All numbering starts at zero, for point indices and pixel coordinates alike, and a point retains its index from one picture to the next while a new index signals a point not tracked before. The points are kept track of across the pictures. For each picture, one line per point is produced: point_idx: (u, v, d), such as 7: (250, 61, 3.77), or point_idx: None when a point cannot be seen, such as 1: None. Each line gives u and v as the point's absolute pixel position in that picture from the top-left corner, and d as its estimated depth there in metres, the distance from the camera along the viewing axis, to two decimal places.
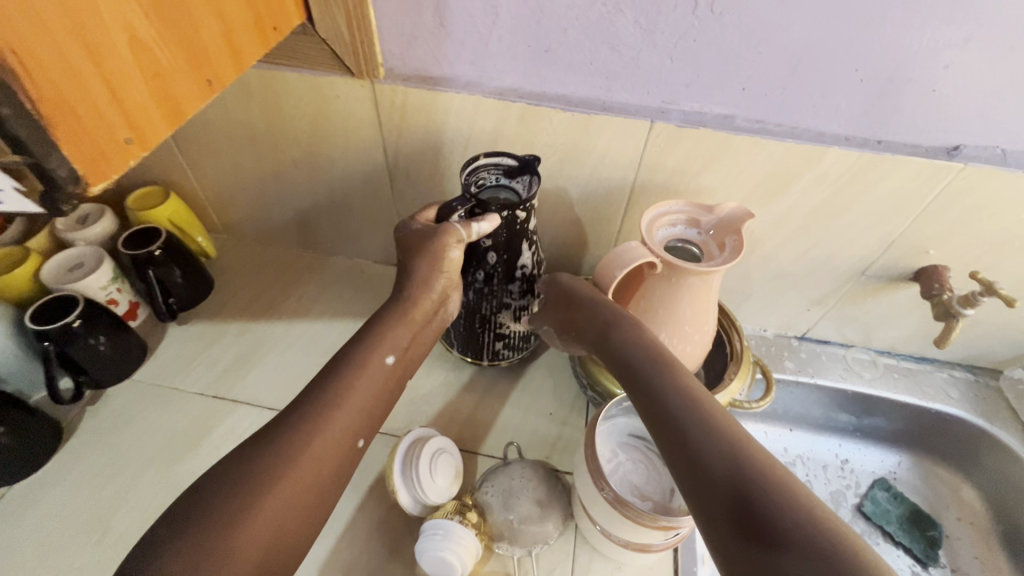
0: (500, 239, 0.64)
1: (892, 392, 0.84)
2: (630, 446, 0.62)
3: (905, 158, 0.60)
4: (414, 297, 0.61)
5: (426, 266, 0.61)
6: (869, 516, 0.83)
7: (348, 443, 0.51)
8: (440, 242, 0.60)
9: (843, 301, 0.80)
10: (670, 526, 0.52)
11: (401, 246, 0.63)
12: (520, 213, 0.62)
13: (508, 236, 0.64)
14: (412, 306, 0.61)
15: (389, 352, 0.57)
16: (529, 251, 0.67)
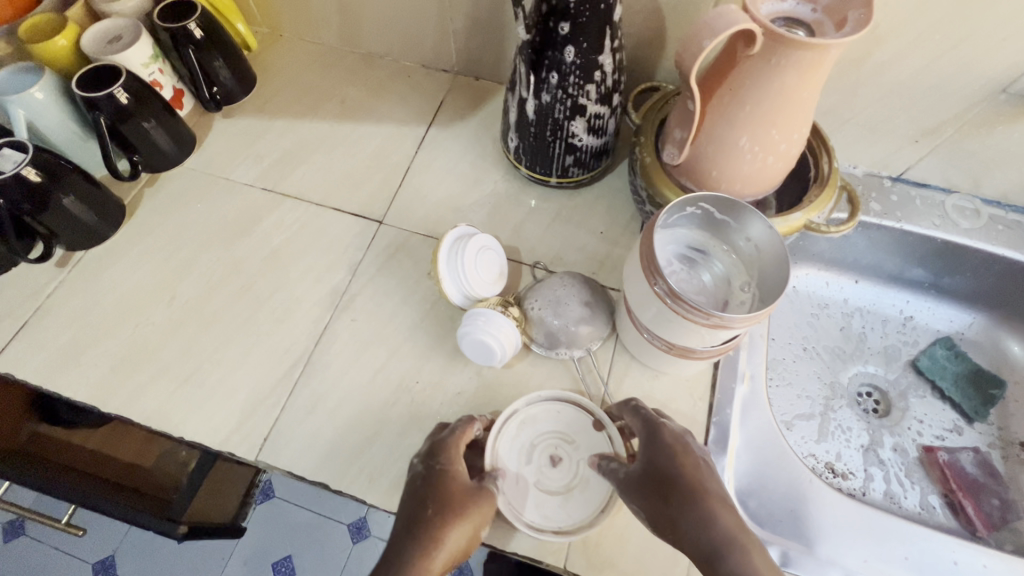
0: (581, 19, 0.54)
1: (987, 245, 0.74)
2: (684, 255, 0.58)
3: None
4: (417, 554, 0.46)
5: (449, 513, 0.48)
6: (921, 371, 0.81)
7: None
8: (467, 502, 0.49)
9: (965, 130, 0.68)
10: (726, 326, 0.49)
11: (424, 489, 0.50)
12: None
13: (591, 15, 0.54)
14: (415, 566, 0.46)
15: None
16: (611, 40, 0.57)
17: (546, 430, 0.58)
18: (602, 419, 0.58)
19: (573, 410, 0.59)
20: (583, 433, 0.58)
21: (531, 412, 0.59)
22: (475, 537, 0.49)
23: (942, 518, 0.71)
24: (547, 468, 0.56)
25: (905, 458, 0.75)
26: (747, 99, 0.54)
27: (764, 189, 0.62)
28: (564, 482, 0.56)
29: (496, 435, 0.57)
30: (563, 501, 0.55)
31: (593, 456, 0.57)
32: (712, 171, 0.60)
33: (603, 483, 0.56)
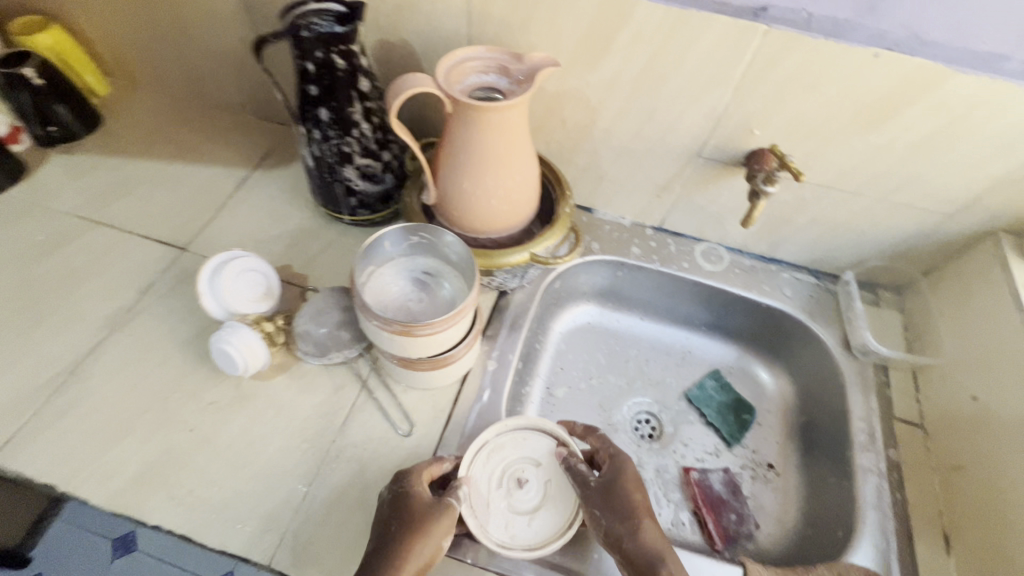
0: (324, 83, 0.66)
1: (726, 285, 0.86)
2: (416, 282, 0.66)
3: (709, 16, 0.60)
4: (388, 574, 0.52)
5: (415, 532, 0.54)
6: (691, 400, 0.88)
7: None
8: (432, 514, 0.55)
9: (688, 187, 0.81)
10: (438, 331, 0.59)
11: (395, 506, 0.57)
12: (337, 60, 0.64)
13: (331, 80, 0.66)
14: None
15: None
16: (360, 101, 0.69)
17: (515, 456, 0.65)
18: (562, 441, 0.66)
19: (541, 438, 0.66)
20: (547, 457, 0.65)
21: (500, 439, 0.65)
22: (439, 551, 0.55)
23: (690, 534, 0.77)
24: (515, 491, 0.63)
25: (665, 478, 0.81)
26: (460, 150, 0.66)
27: (501, 227, 0.73)
28: (529, 502, 0.62)
29: (469, 461, 0.63)
30: (530, 522, 0.61)
31: (556, 479, 0.64)
32: (453, 211, 0.71)
33: (564, 507, 0.62)
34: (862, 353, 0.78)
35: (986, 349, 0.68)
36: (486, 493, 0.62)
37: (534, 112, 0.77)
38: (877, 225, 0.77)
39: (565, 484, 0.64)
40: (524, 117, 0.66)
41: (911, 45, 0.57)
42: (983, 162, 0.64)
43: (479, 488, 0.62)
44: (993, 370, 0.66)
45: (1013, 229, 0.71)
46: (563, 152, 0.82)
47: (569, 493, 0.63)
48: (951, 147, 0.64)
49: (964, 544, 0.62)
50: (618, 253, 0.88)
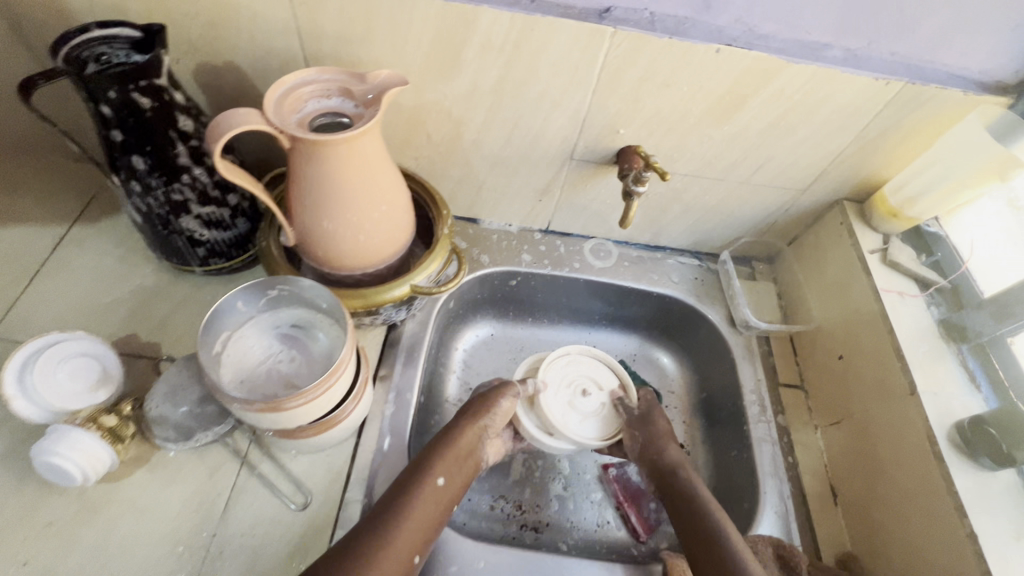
0: (129, 126, 0.55)
1: (617, 280, 0.86)
2: (287, 336, 0.60)
3: (555, 20, 0.57)
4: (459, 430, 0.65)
5: (486, 406, 0.68)
6: None
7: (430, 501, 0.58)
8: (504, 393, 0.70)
9: (567, 189, 0.80)
10: (314, 398, 0.53)
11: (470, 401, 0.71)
12: (141, 98, 0.54)
13: (138, 121, 0.55)
14: (455, 436, 0.65)
15: (440, 473, 0.61)
16: (182, 141, 0.59)
17: (581, 374, 0.76)
18: (626, 381, 0.78)
19: (606, 370, 0.79)
20: (608, 386, 0.77)
21: (580, 356, 0.78)
22: (500, 420, 0.69)
23: (616, 532, 0.77)
24: (578, 397, 0.74)
25: (586, 479, 0.81)
26: (311, 187, 0.59)
27: (376, 260, 0.67)
28: (585, 409, 0.74)
29: (548, 362, 0.76)
30: (579, 422, 0.73)
31: (609, 404, 0.76)
32: (318, 251, 0.65)
33: (609, 427, 0.74)
34: (746, 328, 0.82)
35: (844, 311, 0.74)
36: (555, 384, 0.74)
37: (395, 128, 0.71)
38: (743, 206, 0.80)
39: (616, 412, 0.75)
40: (378, 142, 0.60)
41: (747, 39, 0.59)
42: (823, 141, 0.69)
43: (552, 382, 0.75)
44: (852, 330, 0.72)
45: (854, 197, 0.77)
46: (435, 166, 0.77)
47: (614, 420, 0.75)
48: (795, 131, 0.67)
49: (846, 495, 0.68)
50: (509, 262, 0.85)
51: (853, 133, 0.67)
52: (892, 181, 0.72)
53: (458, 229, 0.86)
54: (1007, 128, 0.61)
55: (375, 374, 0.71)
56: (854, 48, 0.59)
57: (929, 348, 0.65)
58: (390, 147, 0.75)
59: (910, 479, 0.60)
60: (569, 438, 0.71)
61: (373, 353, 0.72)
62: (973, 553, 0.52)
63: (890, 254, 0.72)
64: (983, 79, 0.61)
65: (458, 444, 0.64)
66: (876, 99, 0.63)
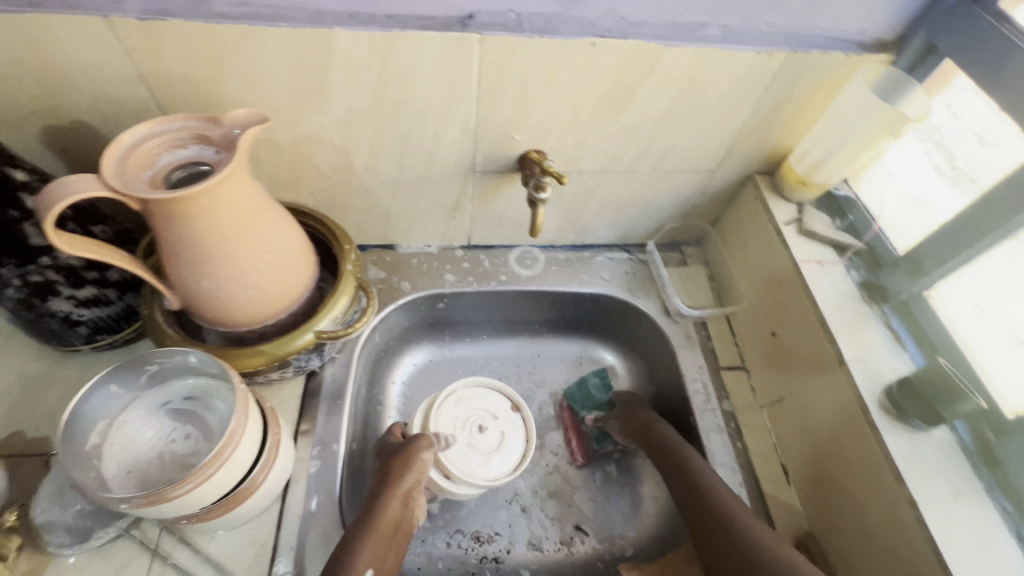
0: None
1: (547, 286, 0.84)
2: (181, 411, 0.55)
3: (416, 34, 0.54)
4: (383, 502, 0.59)
5: (403, 466, 0.62)
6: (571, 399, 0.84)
7: (382, 555, 0.55)
8: (416, 446, 0.64)
9: (477, 202, 0.76)
10: (214, 472, 0.49)
11: (383, 452, 0.67)
12: None
13: None
14: (380, 511, 0.58)
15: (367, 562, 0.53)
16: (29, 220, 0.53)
17: (475, 408, 0.73)
18: (520, 403, 0.74)
19: (501, 397, 0.75)
20: (504, 413, 0.73)
21: (467, 391, 0.74)
22: (424, 477, 0.63)
23: (579, 546, 0.74)
24: (475, 435, 0.70)
25: (542, 496, 0.78)
26: (179, 246, 0.54)
27: (274, 309, 0.63)
28: (487, 447, 0.70)
29: (437, 408, 0.72)
30: (485, 462, 0.69)
31: (509, 431, 0.72)
32: (209, 312, 0.60)
33: (514, 456, 0.70)
34: (680, 316, 0.81)
35: (771, 289, 0.73)
36: (450, 430, 0.70)
37: (280, 166, 0.67)
38: (658, 194, 0.79)
39: (519, 437, 0.72)
40: (248, 186, 0.55)
41: (621, 28, 0.56)
42: (721, 121, 0.67)
43: (446, 426, 0.71)
44: (780, 306, 0.71)
45: (764, 169, 0.76)
46: (334, 198, 0.73)
47: (515, 449, 0.71)
48: (692, 114, 0.66)
49: (797, 472, 0.67)
50: (432, 285, 0.81)
51: (749, 108, 0.66)
52: (797, 149, 0.71)
53: (374, 257, 0.82)
54: (893, 84, 0.63)
55: (296, 430, 0.66)
56: (731, 23, 0.58)
57: (852, 315, 0.64)
58: (280, 186, 0.70)
59: (850, 450, 0.59)
60: (482, 482, 0.67)
61: (293, 407, 0.68)
62: (916, 520, 0.51)
63: (805, 223, 0.71)
64: (863, 39, 0.61)
65: (400, 490, 0.60)
66: (764, 72, 0.61)
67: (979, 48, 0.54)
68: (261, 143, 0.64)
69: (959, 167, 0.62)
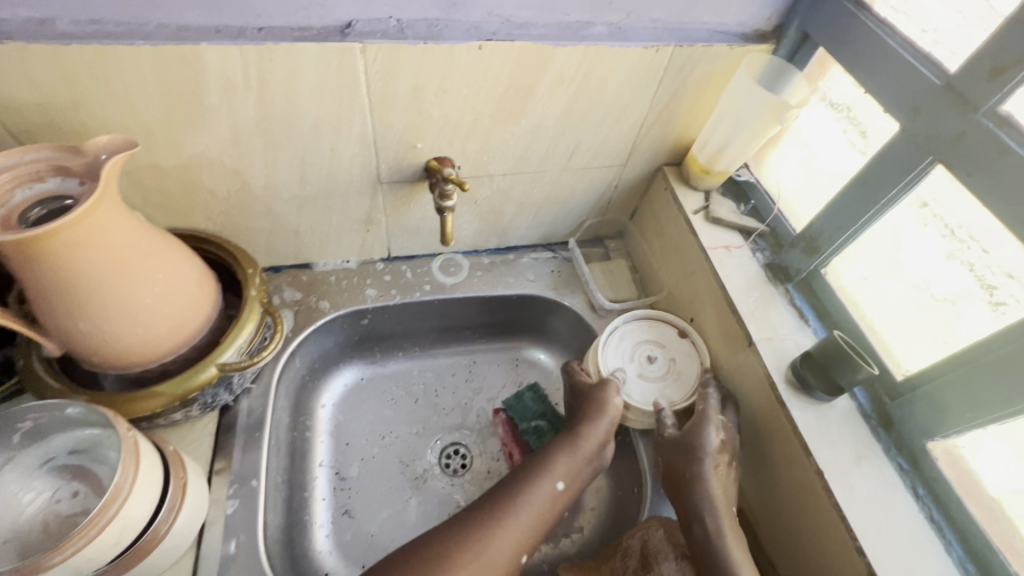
0: None
1: (473, 292, 0.83)
2: (66, 468, 0.50)
3: (292, 46, 0.51)
4: (587, 433, 0.66)
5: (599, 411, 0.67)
6: (508, 411, 0.83)
7: (552, 501, 0.63)
8: (602, 395, 0.68)
9: (390, 214, 0.74)
10: (100, 531, 0.44)
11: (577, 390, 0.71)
12: None
13: None
14: (585, 440, 0.66)
15: (560, 476, 0.64)
16: None
17: (641, 339, 0.73)
18: (687, 329, 0.73)
19: (667, 324, 0.74)
20: (671, 340, 0.73)
21: (628, 326, 0.74)
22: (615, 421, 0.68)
23: None
24: (645, 366, 0.71)
25: None
26: (50, 291, 0.50)
27: (175, 346, 0.59)
28: (658, 377, 0.71)
29: (602, 345, 0.72)
30: (659, 391, 0.70)
31: (680, 357, 0.71)
32: (96, 355, 0.56)
33: (693, 375, 0.70)
34: (606, 310, 0.82)
35: (686, 276, 0.75)
36: (619, 367, 0.71)
37: (167, 192, 0.62)
38: (573, 192, 0.79)
39: (691, 359, 0.71)
40: (121, 218, 0.51)
41: (507, 31, 0.56)
42: (622, 116, 0.68)
43: (615, 359, 0.72)
44: (696, 293, 0.73)
45: (671, 160, 0.78)
46: (234, 221, 0.69)
47: (690, 374, 0.70)
48: (592, 111, 0.66)
49: None
50: (352, 301, 0.79)
51: (646, 102, 0.67)
52: (699, 139, 0.73)
53: (289, 278, 0.79)
54: (776, 74, 0.65)
55: (210, 470, 0.62)
56: (616, 21, 0.59)
57: (759, 296, 0.66)
58: (170, 213, 0.65)
59: (765, 428, 0.61)
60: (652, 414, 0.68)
61: (206, 445, 0.64)
62: (823, 487, 0.53)
63: (711, 210, 0.73)
64: (743, 30, 0.63)
65: (591, 433, 0.66)
66: (654, 67, 0.62)
67: (845, 35, 0.57)
68: (141, 170, 0.59)
69: (867, 138, 0.59)
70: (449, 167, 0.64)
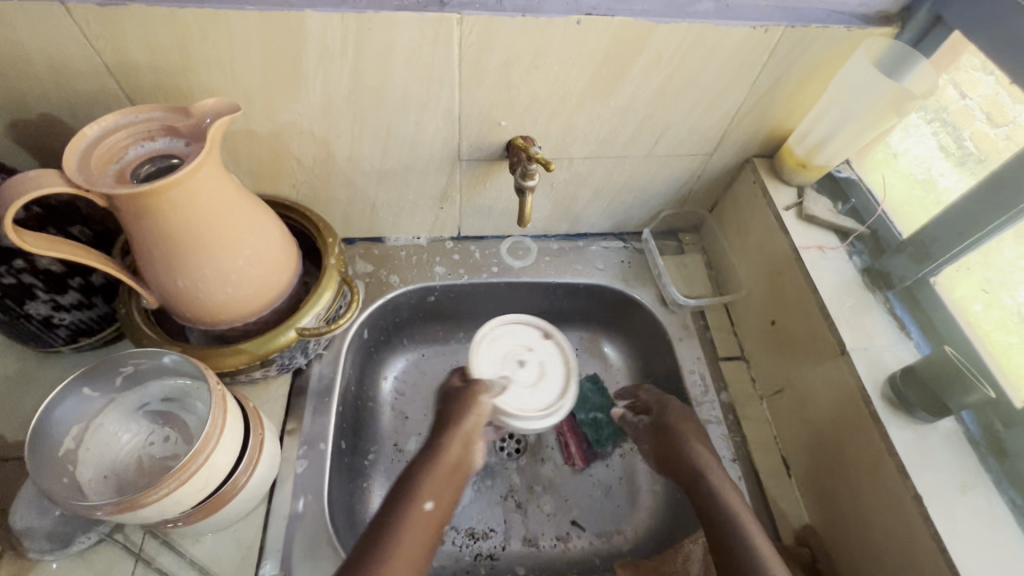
0: None
1: (540, 277, 0.81)
2: (159, 414, 0.54)
3: (392, 15, 0.51)
4: (444, 445, 0.62)
5: (464, 408, 0.66)
6: None
7: (431, 513, 0.55)
8: (476, 392, 0.67)
9: (466, 192, 0.74)
10: (191, 476, 0.47)
11: (444, 400, 0.69)
12: None
13: None
14: (439, 453, 0.61)
15: (428, 493, 0.56)
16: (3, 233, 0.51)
17: (508, 344, 0.74)
18: (554, 332, 0.76)
19: (534, 329, 0.77)
20: (537, 342, 0.75)
21: (496, 332, 0.75)
22: (482, 420, 0.66)
23: (576, 542, 0.73)
24: (516, 371, 0.72)
25: (536, 491, 0.76)
26: (152, 245, 0.52)
27: (256, 308, 0.61)
28: (528, 380, 0.72)
29: (472, 355, 0.72)
30: (534, 393, 0.70)
31: (549, 359, 0.74)
32: (191, 312, 0.58)
33: (559, 379, 0.72)
34: (677, 306, 0.78)
35: (770, 276, 0.70)
36: (494, 374, 0.71)
37: (259, 158, 0.64)
38: (652, 180, 0.76)
39: (557, 361, 0.74)
40: (220, 181, 0.53)
41: (608, 5, 0.53)
42: (717, 102, 0.64)
43: (489, 368, 0.71)
44: (779, 294, 0.68)
45: (762, 152, 0.74)
46: (317, 190, 0.71)
47: (558, 373, 0.73)
48: (686, 95, 0.63)
49: (798, 466, 0.65)
50: (421, 277, 0.79)
51: (745, 88, 0.63)
52: (797, 130, 0.68)
53: (362, 251, 0.80)
54: (897, 59, 0.59)
55: (282, 429, 0.65)
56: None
57: (855, 302, 0.62)
58: (260, 179, 0.68)
59: (853, 443, 0.57)
60: (537, 413, 0.68)
61: (280, 405, 0.66)
62: (920, 515, 0.49)
63: (805, 208, 0.68)
64: (865, 11, 0.58)
65: (445, 450, 0.62)
66: (760, 49, 0.58)
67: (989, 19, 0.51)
68: (238, 135, 0.61)
69: (966, 147, 0.58)
70: (534, 147, 0.62)
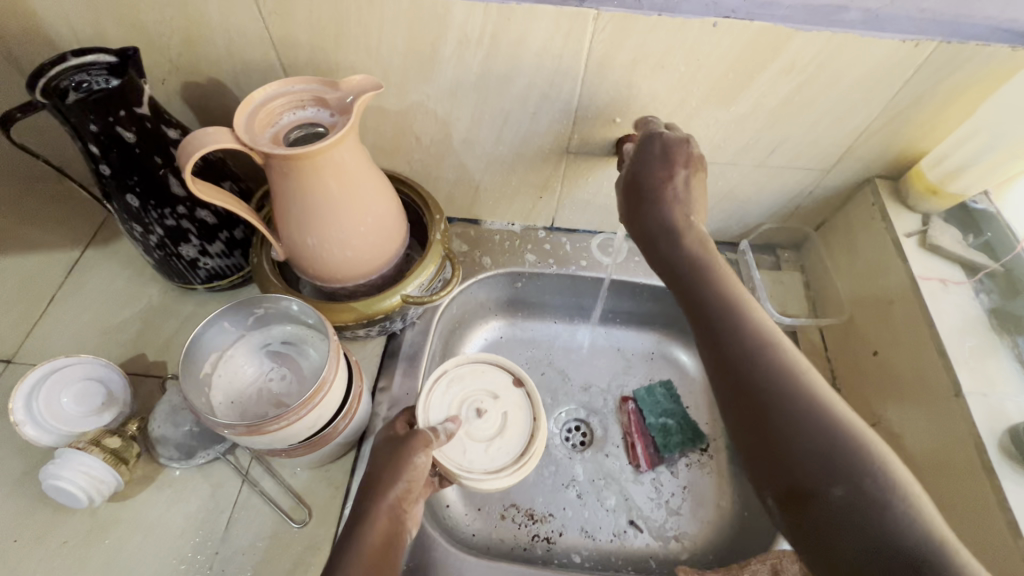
0: (115, 162, 0.56)
1: (628, 277, 0.82)
2: (278, 355, 0.60)
3: (532, 7, 0.53)
4: (368, 523, 0.51)
5: (399, 469, 0.55)
6: (635, 400, 0.83)
7: None
8: (410, 450, 0.56)
9: (568, 184, 0.75)
10: (306, 412, 0.52)
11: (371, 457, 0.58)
12: (126, 133, 0.55)
13: (123, 160, 0.56)
14: (364, 534, 0.51)
15: None
16: (175, 181, 0.59)
17: (472, 387, 0.68)
18: (522, 376, 0.70)
19: (502, 372, 0.70)
20: (504, 389, 0.69)
21: (461, 372, 0.69)
22: (416, 485, 0.55)
23: (633, 541, 0.73)
24: (472, 419, 0.66)
25: (598, 484, 0.77)
26: (291, 202, 0.58)
27: (367, 271, 0.66)
28: (486, 432, 0.65)
29: (428, 393, 0.66)
30: (486, 449, 0.64)
31: (509, 410, 0.67)
32: (311, 268, 0.64)
33: (519, 435, 0.66)
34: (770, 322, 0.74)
35: (880, 304, 0.66)
36: (443, 419, 0.64)
37: (383, 134, 0.69)
38: (760, 191, 0.74)
39: (521, 414, 0.67)
40: (355, 152, 0.58)
41: (748, 9, 0.52)
42: (845, 116, 0.62)
43: (441, 411, 0.65)
44: (886, 324, 0.65)
45: (887, 173, 0.69)
46: (428, 167, 0.75)
47: (515, 429, 0.66)
48: (813, 106, 0.61)
49: None
50: (512, 262, 0.82)
51: (880, 103, 0.60)
52: (931, 154, 0.64)
53: (459, 230, 0.84)
54: None
55: (374, 386, 0.70)
56: (874, 7, 0.52)
57: (976, 342, 0.58)
58: (380, 153, 0.73)
59: (959, 492, 0.53)
60: (485, 475, 0.62)
61: (373, 364, 0.71)
62: None
63: (930, 236, 0.65)
64: None
65: (372, 527, 0.51)
66: (905, 64, 0.55)
67: None
68: (369, 111, 0.66)
69: None
70: None
